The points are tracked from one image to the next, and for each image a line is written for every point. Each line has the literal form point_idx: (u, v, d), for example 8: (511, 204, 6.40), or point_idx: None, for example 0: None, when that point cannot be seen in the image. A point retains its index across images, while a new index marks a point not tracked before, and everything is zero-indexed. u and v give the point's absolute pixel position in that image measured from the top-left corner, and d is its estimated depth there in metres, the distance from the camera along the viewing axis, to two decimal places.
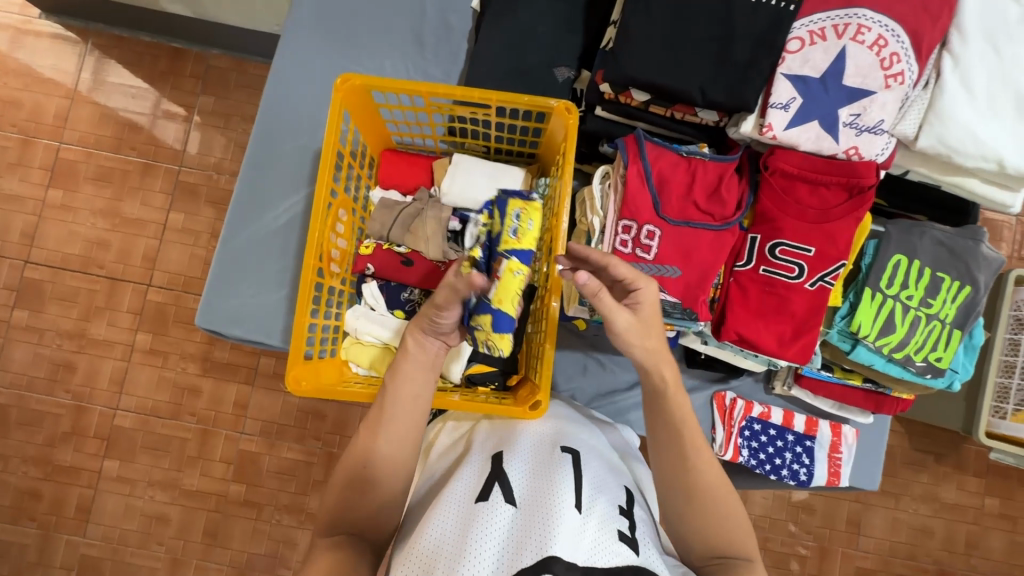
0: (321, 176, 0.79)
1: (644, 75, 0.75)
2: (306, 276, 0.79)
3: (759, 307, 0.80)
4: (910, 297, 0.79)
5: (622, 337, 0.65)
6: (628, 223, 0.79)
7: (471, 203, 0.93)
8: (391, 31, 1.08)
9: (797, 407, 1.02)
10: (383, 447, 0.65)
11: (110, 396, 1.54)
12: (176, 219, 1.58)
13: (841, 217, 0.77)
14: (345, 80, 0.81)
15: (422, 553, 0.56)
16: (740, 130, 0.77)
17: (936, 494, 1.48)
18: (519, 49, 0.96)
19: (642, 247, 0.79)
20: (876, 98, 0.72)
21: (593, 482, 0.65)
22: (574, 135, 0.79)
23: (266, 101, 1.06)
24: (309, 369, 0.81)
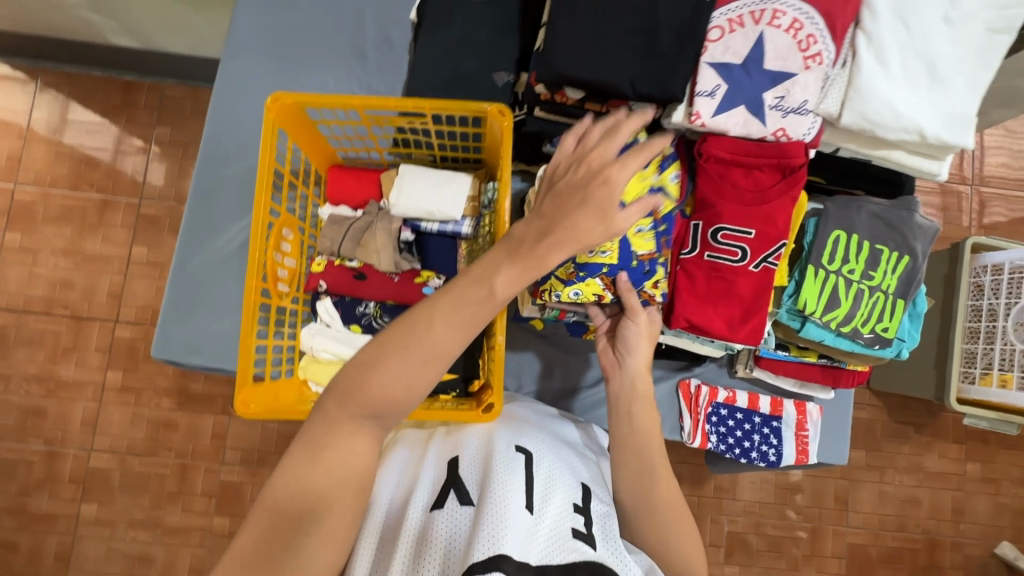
0: (259, 193, 0.78)
1: (573, 72, 0.76)
2: (249, 296, 0.77)
3: (707, 292, 0.81)
4: (852, 271, 0.80)
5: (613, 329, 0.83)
6: None
7: (420, 211, 0.94)
8: (333, 48, 1.08)
9: (762, 389, 1.03)
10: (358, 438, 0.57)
11: (83, 438, 1.51)
12: (140, 253, 1.56)
13: (777, 198, 0.78)
14: (276, 99, 0.80)
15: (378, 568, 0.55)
16: (672, 121, 0.78)
17: (918, 463, 1.50)
18: (458, 57, 0.97)
19: None
20: (797, 80, 0.73)
21: (547, 481, 0.65)
22: (509, 137, 0.80)
23: (209, 127, 1.06)
24: (259, 392, 0.79)
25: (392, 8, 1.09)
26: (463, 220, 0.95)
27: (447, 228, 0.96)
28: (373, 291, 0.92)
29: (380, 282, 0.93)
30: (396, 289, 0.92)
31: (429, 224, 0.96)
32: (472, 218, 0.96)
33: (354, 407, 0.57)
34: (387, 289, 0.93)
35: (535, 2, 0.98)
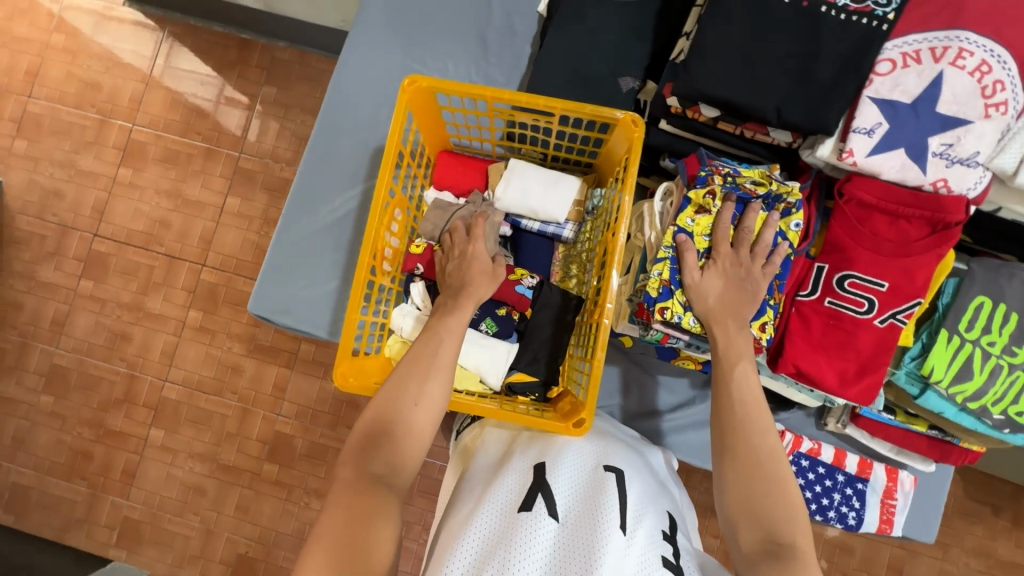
0: (382, 175, 0.80)
1: (717, 91, 0.72)
2: (360, 273, 0.79)
3: (821, 340, 0.76)
4: (992, 343, 0.73)
5: (691, 294, 0.73)
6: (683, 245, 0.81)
7: (524, 209, 0.93)
8: (456, 31, 1.08)
9: (851, 447, 0.96)
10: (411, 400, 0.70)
11: (160, 368, 1.62)
12: (233, 204, 1.64)
13: (922, 253, 0.72)
14: (412, 81, 0.82)
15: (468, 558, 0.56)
16: (815, 154, 0.73)
17: (989, 549, 1.38)
18: (585, 56, 0.94)
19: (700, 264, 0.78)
20: (973, 129, 0.66)
21: (638, 503, 0.63)
22: (638, 147, 0.77)
23: (328, 96, 1.08)
24: (356, 366, 0.81)
25: None
26: (566, 224, 0.94)
27: (548, 229, 0.95)
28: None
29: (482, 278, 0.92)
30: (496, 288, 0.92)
31: (530, 222, 0.95)
32: (575, 223, 0.94)
33: (436, 330, 0.75)
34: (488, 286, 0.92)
35: (672, 7, 0.94)
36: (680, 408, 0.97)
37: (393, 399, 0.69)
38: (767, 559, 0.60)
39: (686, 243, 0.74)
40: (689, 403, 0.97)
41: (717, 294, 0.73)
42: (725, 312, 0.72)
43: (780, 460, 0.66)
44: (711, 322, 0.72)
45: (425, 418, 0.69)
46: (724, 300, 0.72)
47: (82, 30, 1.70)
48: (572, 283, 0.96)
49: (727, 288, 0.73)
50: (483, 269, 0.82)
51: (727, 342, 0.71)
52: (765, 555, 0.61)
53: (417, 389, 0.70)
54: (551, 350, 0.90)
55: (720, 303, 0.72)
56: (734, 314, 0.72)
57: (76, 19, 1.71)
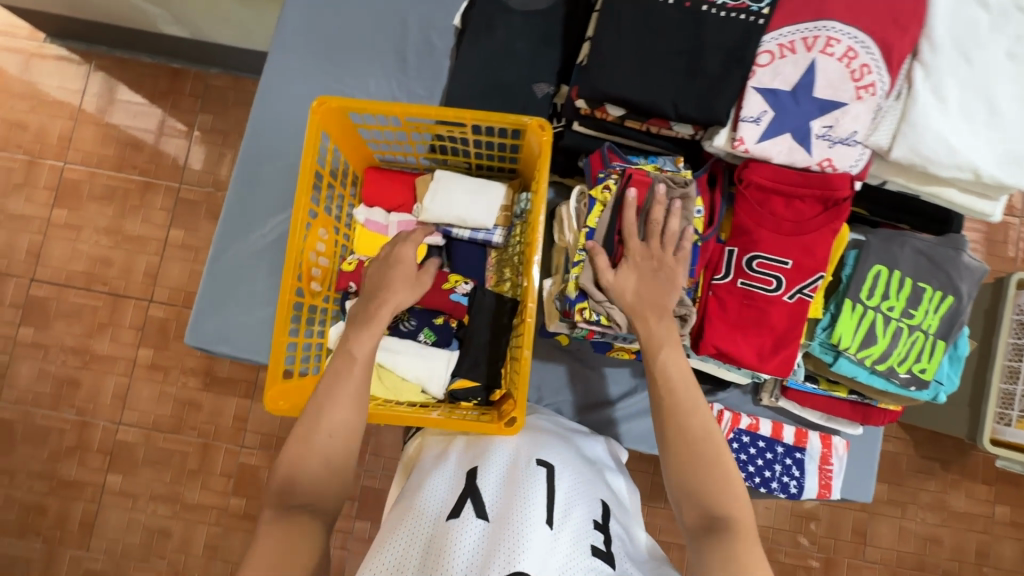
0: (299, 196, 0.81)
1: (614, 92, 0.76)
2: (283, 296, 0.80)
3: (738, 319, 0.79)
4: (891, 308, 0.78)
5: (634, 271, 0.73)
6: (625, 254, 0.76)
7: (452, 218, 0.94)
8: (375, 48, 1.09)
9: (787, 419, 1.00)
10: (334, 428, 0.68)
11: (113, 411, 1.57)
12: (177, 236, 1.60)
13: (818, 229, 0.76)
14: (321, 103, 0.83)
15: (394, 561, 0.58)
16: (713, 144, 0.77)
17: (944, 502, 1.45)
18: (499, 64, 0.97)
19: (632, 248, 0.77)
20: (848, 110, 0.71)
21: (568, 496, 0.65)
22: (547, 150, 0.80)
23: (252, 122, 1.08)
24: (288, 389, 0.81)
25: (435, 12, 1.10)
26: (495, 229, 0.96)
27: (478, 236, 0.97)
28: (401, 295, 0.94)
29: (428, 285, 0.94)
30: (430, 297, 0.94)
31: (460, 231, 0.97)
32: (504, 228, 0.97)
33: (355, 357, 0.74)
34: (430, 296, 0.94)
35: (579, 13, 0.97)
36: (625, 398, 0.99)
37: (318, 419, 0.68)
38: (706, 535, 0.61)
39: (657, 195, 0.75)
40: (633, 392, 1.00)
41: (632, 289, 0.73)
42: (646, 305, 0.72)
43: (711, 437, 0.66)
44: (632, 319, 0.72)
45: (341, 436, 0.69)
46: (650, 298, 0.72)
47: (3, 70, 1.65)
48: (506, 286, 0.98)
49: (643, 281, 0.73)
50: (405, 274, 0.82)
51: (647, 333, 0.71)
52: (703, 532, 0.62)
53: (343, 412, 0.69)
54: (490, 352, 0.91)
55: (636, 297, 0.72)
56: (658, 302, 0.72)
57: None
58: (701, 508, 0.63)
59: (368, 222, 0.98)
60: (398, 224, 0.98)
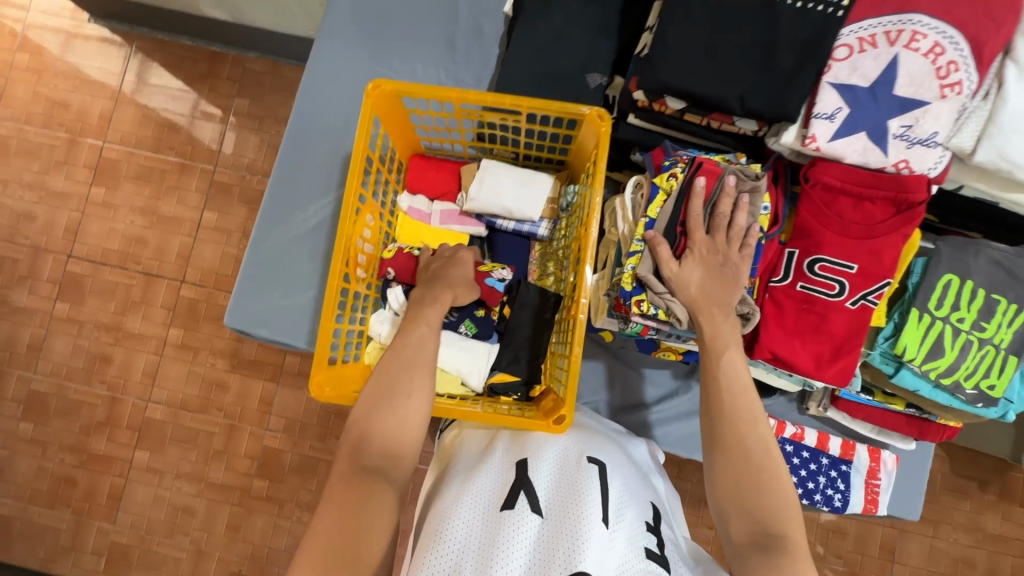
0: (350, 180, 0.80)
1: (679, 83, 0.73)
2: (332, 281, 0.79)
3: (795, 324, 0.76)
4: (961, 320, 0.74)
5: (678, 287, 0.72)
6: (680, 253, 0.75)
7: (498, 209, 0.93)
8: (423, 34, 1.08)
9: (833, 429, 0.97)
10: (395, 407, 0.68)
11: (142, 389, 1.59)
12: (210, 218, 1.61)
13: (887, 234, 0.73)
14: (376, 86, 0.81)
15: (449, 545, 0.56)
16: (780, 141, 0.74)
17: (979, 523, 1.40)
18: (552, 53, 0.94)
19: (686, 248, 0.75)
20: (930, 110, 0.68)
21: (620, 496, 0.63)
22: (606, 141, 0.77)
23: (297, 105, 1.07)
24: (332, 375, 0.81)
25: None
26: (541, 221, 0.94)
27: (522, 228, 0.95)
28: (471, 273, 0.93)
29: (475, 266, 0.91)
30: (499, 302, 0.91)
31: (505, 221, 0.95)
32: (550, 220, 0.95)
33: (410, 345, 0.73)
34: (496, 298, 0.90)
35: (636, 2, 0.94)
36: (665, 400, 0.97)
37: (377, 399, 0.68)
38: (759, 551, 0.60)
39: (729, 188, 0.74)
40: (673, 394, 0.97)
41: (697, 283, 0.72)
42: (711, 300, 0.71)
43: (769, 452, 0.66)
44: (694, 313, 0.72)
45: (410, 421, 0.68)
46: (713, 295, 0.72)
47: (48, 49, 1.67)
48: (550, 280, 0.96)
49: (708, 275, 0.72)
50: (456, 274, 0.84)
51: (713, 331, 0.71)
52: (754, 547, 0.60)
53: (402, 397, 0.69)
54: (531, 349, 0.90)
55: (701, 292, 0.72)
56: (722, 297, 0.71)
57: (40, 38, 1.68)
58: (754, 522, 0.62)
59: (410, 210, 0.97)
60: (441, 213, 0.97)
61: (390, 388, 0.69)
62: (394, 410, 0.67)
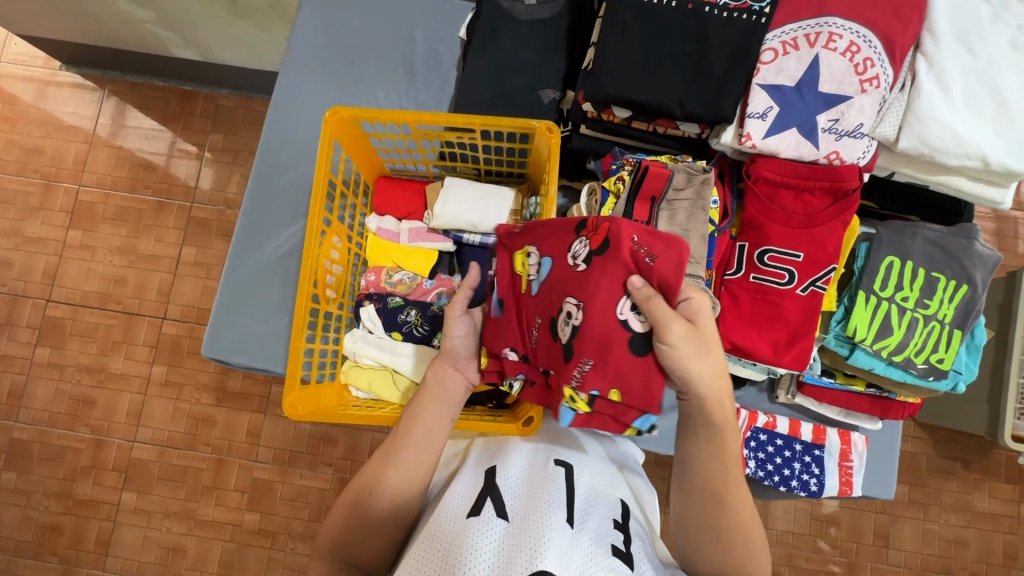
0: (313, 205, 0.82)
1: (620, 92, 0.77)
2: (300, 302, 0.81)
3: (751, 314, 0.79)
4: (906, 299, 0.78)
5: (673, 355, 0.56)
6: None
7: (462, 223, 0.95)
8: (383, 62, 1.12)
9: (804, 415, 1.00)
10: (390, 475, 0.67)
11: (127, 429, 1.58)
12: (189, 253, 1.63)
13: (827, 222, 0.77)
14: (334, 113, 0.85)
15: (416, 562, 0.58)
16: (720, 141, 0.78)
17: (967, 503, 1.42)
18: (506, 72, 0.99)
19: None
20: (853, 103, 0.72)
21: (587, 497, 0.65)
22: (556, 154, 0.81)
23: (265, 136, 1.10)
24: (305, 394, 0.82)
25: (440, 26, 1.12)
26: None
27: (488, 241, 0.97)
28: (589, 299, 0.58)
29: (554, 302, 0.63)
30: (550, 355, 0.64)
31: (471, 236, 0.97)
32: None
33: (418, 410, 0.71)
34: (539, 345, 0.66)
35: (582, 21, 1.00)
36: None
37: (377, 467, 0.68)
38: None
39: None
40: None
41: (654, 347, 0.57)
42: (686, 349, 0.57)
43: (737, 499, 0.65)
44: (669, 373, 0.58)
45: (410, 486, 0.67)
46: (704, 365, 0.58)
47: (21, 98, 1.70)
48: None
49: (689, 335, 0.56)
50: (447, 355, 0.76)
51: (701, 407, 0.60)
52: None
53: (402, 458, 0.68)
54: None
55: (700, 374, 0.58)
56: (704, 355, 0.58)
57: (13, 87, 1.70)
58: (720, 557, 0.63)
59: (379, 230, 0.99)
60: (409, 232, 0.99)
61: (389, 452, 0.69)
62: (387, 480, 0.66)
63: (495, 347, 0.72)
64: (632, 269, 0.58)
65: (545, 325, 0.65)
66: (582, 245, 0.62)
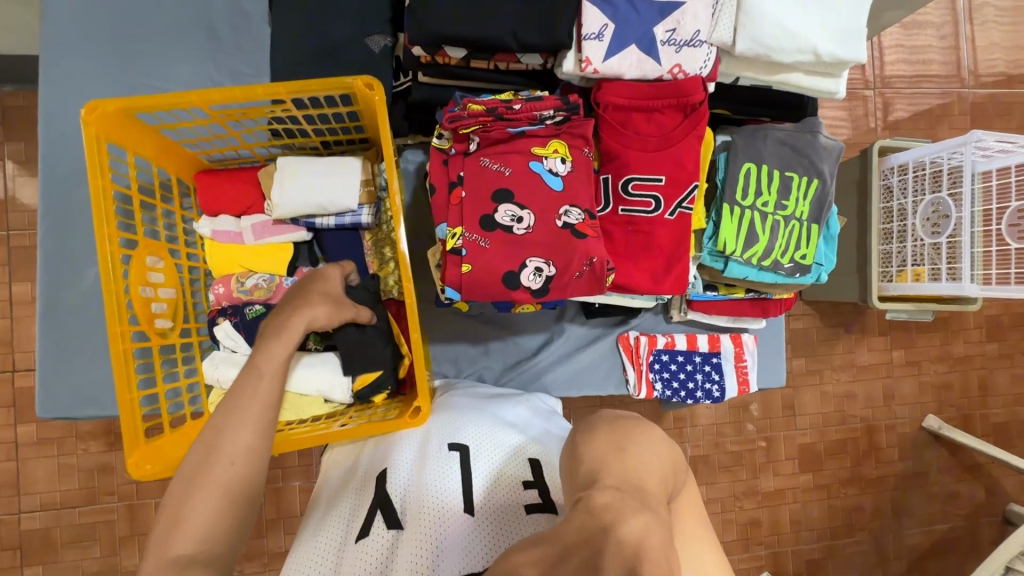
0: (99, 226, 0.66)
1: (446, 30, 0.68)
2: (115, 345, 0.67)
3: (626, 248, 0.77)
4: (766, 204, 0.79)
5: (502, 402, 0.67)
6: (504, 209, 0.70)
7: (311, 207, 0.84)
8: (177, 28, 0.92)
9: (699, 328, 1.03)
10: (227, 445, 0.57)
11: (8, 501, 1.32)
12: (24, 290, 1.30)
13: (683, 138, 0.74)
14: (93, 108, 0.66)
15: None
16: (562, 71, 0.72)
17: (852, 360, 1.55)
18: (323, 22, 0.85)
19: (507, 200, 0.70)
20: (686, 9, 0.69)
21: (488, 470, 0.61)
22: (383, 111, 0.71)
23: (44, 146, 0.89)
24: (154, 449, 0.70)
25: None
26: (361, 209, 0.87)
27: (345, 221, 0.87)
28: (547, 245, 0.70)
29: (535, 202, 0.71)
30: (472, 209, 0.70)
31: (324, 218, 0.87)
32: (371, 205, 0.87)
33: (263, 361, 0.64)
34: (483, 183, 0.71)
35: None
36: (544, 348, 0.98)
37: (209, 446, 0.57)
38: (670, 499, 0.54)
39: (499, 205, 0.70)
40: (550, 341, 0.98)
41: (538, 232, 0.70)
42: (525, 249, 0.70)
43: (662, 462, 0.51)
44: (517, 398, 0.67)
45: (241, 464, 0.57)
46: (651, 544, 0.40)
47: None
48: (390, 266, 0.89)
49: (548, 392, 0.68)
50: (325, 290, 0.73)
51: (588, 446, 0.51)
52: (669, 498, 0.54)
53: (229, 433, 0.58)
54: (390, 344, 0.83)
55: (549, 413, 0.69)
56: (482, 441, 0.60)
57: None
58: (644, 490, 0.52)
59: (216, 234, 0.86)
60: (253, 228, 0.87)
61: (212, 431, 0.58)
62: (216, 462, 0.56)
63: (460, 147, 0.73)
64: (581, 269, 0.72)
65: (506, 179, 0.71)
66: (577, 216, 0.71)
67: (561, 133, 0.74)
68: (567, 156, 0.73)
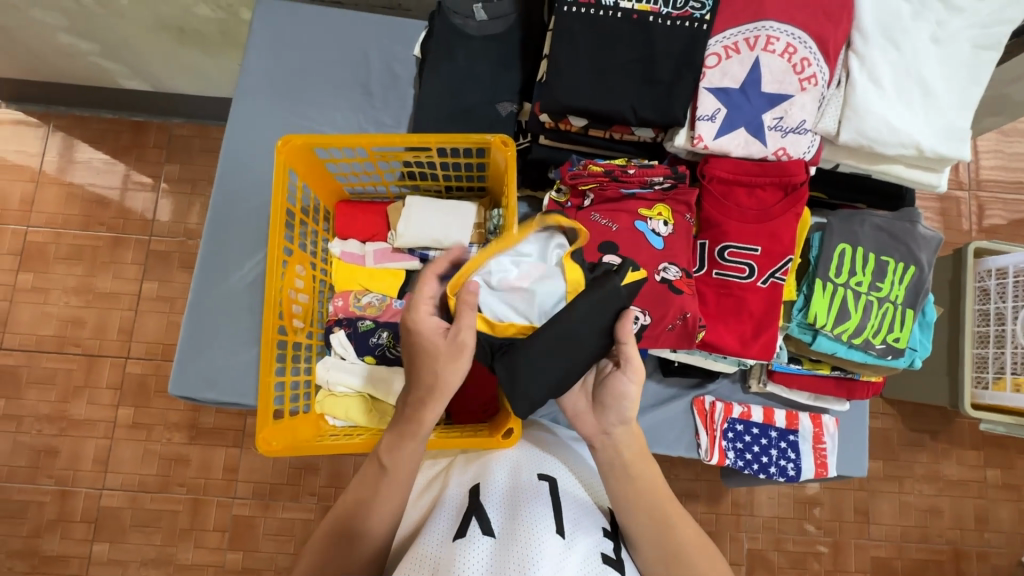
0: (272, 234, 0.81)
1: (575, 102, 0.79)
2: (267, 333, 0.80)
3: (716, 310, 0.82)
4: (860, 284, 0.82)
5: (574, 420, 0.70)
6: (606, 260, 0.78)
7: (427, 240, 0.95)
8: (339, 86, 1.11)
9: (777, 403, 1.02)
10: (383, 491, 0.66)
11: (95, 476, 1.43)
12: (151, 288, 1.49)
13: (781, 215, 0.80)
14: (286, 141, 0.83)
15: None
16: (674, 144, 0.81)
17: (938, 471, 1.44)
18: (461, 88, 1.00)
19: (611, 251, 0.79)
20: (794, 101, 0.77)
21: (573, 506, 0.66)
22: (512, 165, 0.82)
23: (222, 169, 1.08)
24: (279, 430, 0.82)
25: (394, 44, 1.12)
26: (471, 247, 0.97)
27: None
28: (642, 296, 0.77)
29: (636, 256, 0.79)
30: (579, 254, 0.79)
31: (437, 252, 0.98)
32: (480, 245, 0.97)
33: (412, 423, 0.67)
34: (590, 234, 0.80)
35: (533, 36, 1.01)
36: None
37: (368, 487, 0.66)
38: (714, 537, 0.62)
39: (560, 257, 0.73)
40: None
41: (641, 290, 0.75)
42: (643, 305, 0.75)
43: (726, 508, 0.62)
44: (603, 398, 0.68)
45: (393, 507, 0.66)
46: None
47: None
48: None
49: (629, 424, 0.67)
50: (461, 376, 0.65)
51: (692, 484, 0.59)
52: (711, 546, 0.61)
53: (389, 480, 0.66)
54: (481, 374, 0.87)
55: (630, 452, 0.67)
56: (580, 402, 0.70)
57: None
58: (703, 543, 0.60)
59: (344, 254, 0.99)
60: (375, 253, 0.99)
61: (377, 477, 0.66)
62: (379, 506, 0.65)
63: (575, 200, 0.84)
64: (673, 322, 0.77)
65: (613, 232, 0.80)
66: (675, 273, 0.78)
67: (667, 199, 0.82)
68: (670, 220, 0.81)
